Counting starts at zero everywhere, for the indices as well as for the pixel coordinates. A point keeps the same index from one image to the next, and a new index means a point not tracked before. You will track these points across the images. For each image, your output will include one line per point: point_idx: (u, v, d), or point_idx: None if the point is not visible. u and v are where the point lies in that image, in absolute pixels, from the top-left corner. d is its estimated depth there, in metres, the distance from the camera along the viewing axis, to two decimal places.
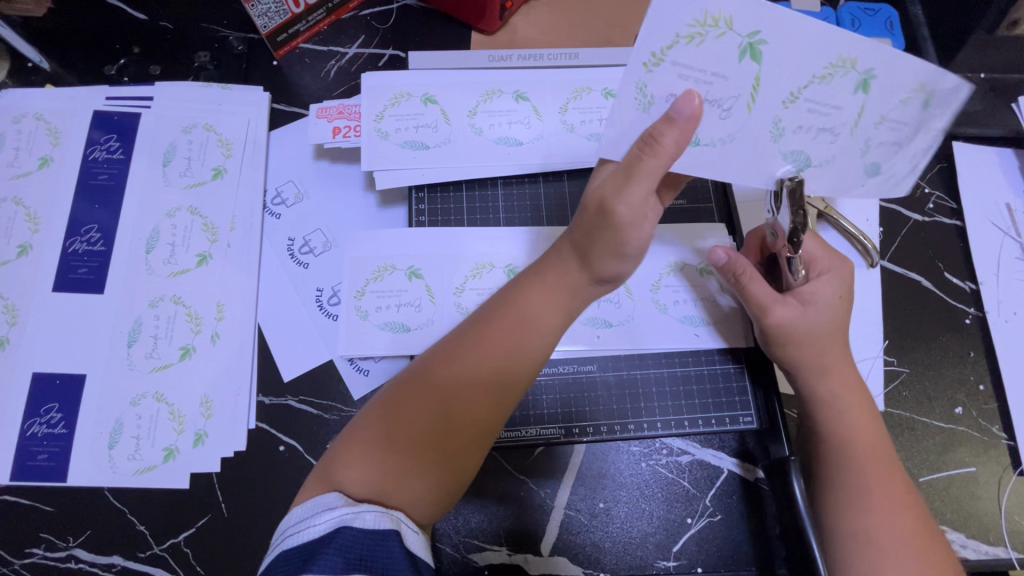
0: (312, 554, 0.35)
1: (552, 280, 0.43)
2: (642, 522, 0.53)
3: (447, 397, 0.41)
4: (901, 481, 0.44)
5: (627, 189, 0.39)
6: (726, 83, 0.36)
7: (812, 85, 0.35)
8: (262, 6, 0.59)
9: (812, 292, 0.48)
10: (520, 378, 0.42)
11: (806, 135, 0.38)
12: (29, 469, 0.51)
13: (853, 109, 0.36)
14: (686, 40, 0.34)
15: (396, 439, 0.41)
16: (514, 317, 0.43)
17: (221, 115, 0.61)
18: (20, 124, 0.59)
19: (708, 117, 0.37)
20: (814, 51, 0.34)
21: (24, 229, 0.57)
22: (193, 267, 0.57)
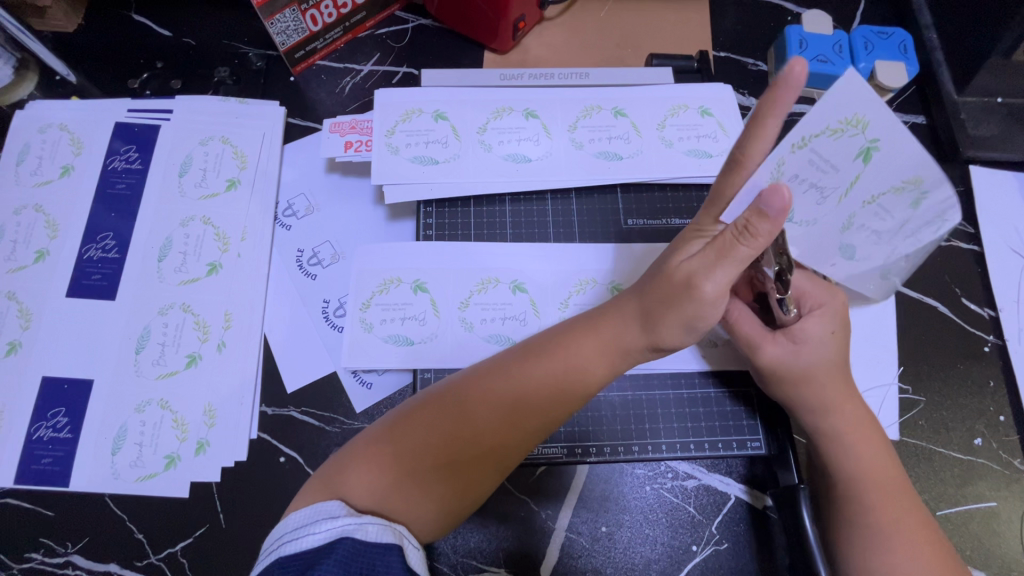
0: (309, 563, 0.34)
1: (605, 334, 0.44)
2: (646, 548, 0.52)
3: (471, 420, 0.41)
4: (917, 513, 0.43)
5: (715, 270, 0.39)
6: (836, 177, 0.39)
7: (882, 194, 0.39)
8: (282, 24, 0.60)
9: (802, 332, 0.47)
10: (550, 413, 0.42)
11: (853, 236, 0.43)
12: (33, 473, 0.51)
13: (904, 221, 0.40)
14: (829, 133, 0.38)
15: (415, 457, 0.40)
16: (557, 355, 0.43)
17: (237, 128, 0.63)
18: (45, 134, 0.61)
19: (807, 200, 0.41)
20: (903, 170, 0.37)
21: (43, 235, 0.58)
22: (204, 275, 0.57)
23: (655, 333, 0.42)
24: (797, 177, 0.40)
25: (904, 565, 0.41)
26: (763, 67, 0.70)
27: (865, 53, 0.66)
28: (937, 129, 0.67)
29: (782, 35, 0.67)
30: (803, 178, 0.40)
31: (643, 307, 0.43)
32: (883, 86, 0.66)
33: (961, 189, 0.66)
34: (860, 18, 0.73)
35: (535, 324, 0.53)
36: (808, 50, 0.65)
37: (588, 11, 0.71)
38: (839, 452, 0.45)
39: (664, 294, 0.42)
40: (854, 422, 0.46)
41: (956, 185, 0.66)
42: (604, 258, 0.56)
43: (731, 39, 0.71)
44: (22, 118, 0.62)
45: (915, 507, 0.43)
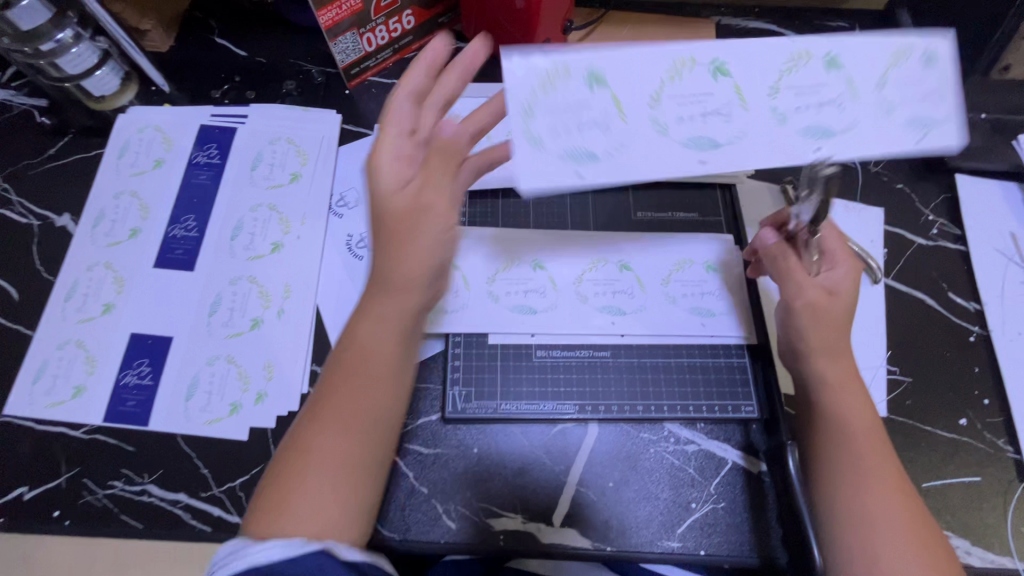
0: None
1: (398, 294, 0.46)
2: (649, 503, 0.57)
3: (337, 450, 0.43)
4: (892, 465, 0.48)
5: (430, 183, 0.47)
6: (831, 84, 0.48)
7: (799, 71, 0.49)
8: (342, 45, 0.71)
9: (833, 282, 0.53)
10: (382, 381, 0.46)
11: (824, 109, 0.48)
12: (119, 413, 0.60)
13: (885, 78, 0.48)
14: (789, 70, 0.49)
15: (314, 476, 0.42)
16: (357, 350, 0.46)
17: (300, 130, 0.73)
18: (142, 133, 0.72)
19: (830, 112, 0.48)
20: (876, 46, 0.49)
21: (137, 216, 0.68)
22: (268, 253, 0.67)
23: (396, 275, 0.46)
24: (799, 106, 0.48)
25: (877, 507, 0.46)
26: None
27: None
28: None
29: None
30: (806, 100, 0.48)
31: (401, 240, 0.46)
32: None
33: (949, 195, 0.72)
34: None
35: (554, 297, 0.62)
36: None
37: (606, 36, 0.81)
38: (834, 413, 0.50)
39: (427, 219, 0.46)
40: (844, 386, 0.51)
41: (944, 192, 0.72)
42: (613, 244, 0.64)
43: None
44: (123, 121, 0.73)
45: (894, 465, 0.48)
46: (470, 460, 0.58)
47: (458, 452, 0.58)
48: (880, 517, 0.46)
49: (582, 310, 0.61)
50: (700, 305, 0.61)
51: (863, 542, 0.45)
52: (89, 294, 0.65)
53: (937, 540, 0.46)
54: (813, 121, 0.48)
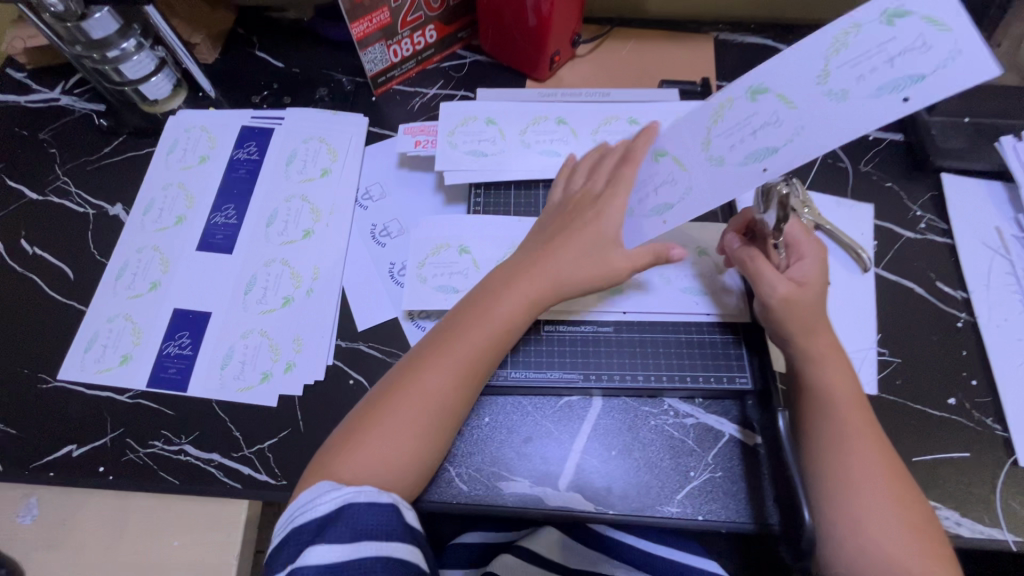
0: (322, 529, 0.46)
1: (527, 289, 0.57)
2: (649, 471, 0.60)
3: (429, 391, 0.53)
4: (872, 429, 0.53)
5: (616, 201, 0.58)
6: (759, 114, 0.48)
7: (726, 117, 0.50)
8: (372, 55, 0.79)
9: (802, 275, 0.56)
10: (483, 362, 0.56)
11: (762, 130, 0.48)
12: (160, 379, 0.65)
13: (832, 62, 0.44)
14: (715, 118, 0.51)
15: (401, 423, 0.52)
16: (489, 316, 0.56)
17: (331, 131, 0.80)
18: (189, 133, 0.80)
19: (770, 132, 0.47)
20: (816, 46, 0.45)
21: (182, 205, 0.75)
22: (299, 239, 0.73)
23: (550, 267, 0.57)
24: (734, 144, 0.50)
25: (860, 471, 0.50)
26: None
27: None
28: (911, 144, 0.79)
29: None
30: (739, 134, 0.49)
31: (586, 246, 0.57)
32: None
33: (936, 193, 0.76)
34: None
35: None
36: None
37: (612, 51, 0.88)
38: (816, 379, 0.54)
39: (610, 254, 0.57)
40: (824, 353, 0.55)
41: (931, 190, 0.76)
42: None
43: (730, 73, 0.86)
44: (173, 123, 0.81)
45: (875, 431, 0.53)
46: (483, 428, 0.63)
47: (472, 420, 0.63)
48: (861, 478, 0.50)
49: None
50: (695, 285, 0.65)
51: (849, 498, 0.50)
52: (138, 273, 0.71)
53: (913, 496, 0.51)
54: (755, 148, 0.48)
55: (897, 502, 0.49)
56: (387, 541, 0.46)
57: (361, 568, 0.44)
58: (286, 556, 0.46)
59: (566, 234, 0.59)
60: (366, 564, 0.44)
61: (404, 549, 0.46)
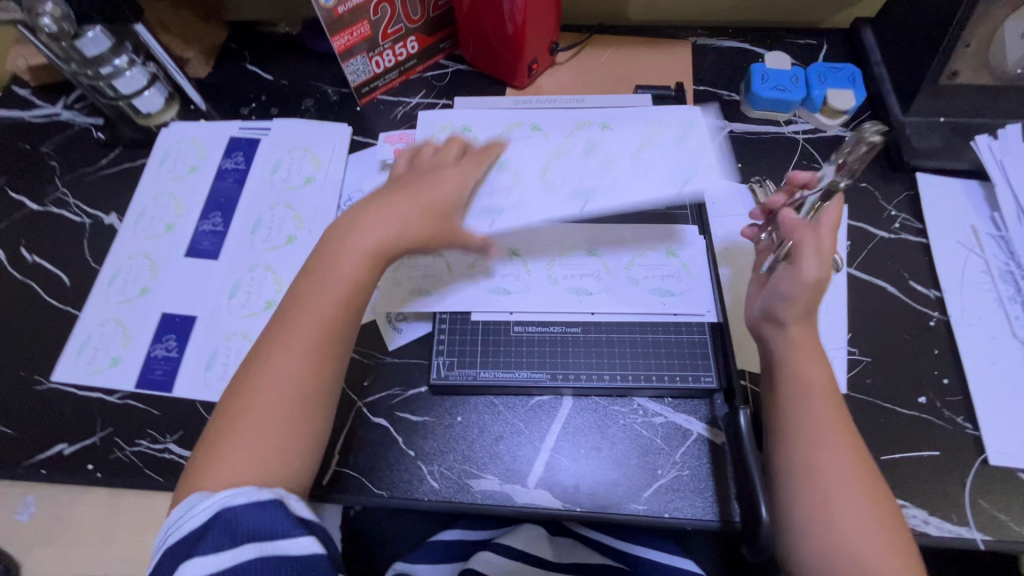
0: (196, 539, 0.46)
1: (339, 266, 0.57)
2: (616, 469, 0.61)
3: (281, 373, 0.53)
4: (846, 424, 0.54)
5: (457, 176, 0.62)
6: (601, 164, 0.65)
7: (566, 157, 0.66)
8: (354, 67, 0.81)
9: (799, 254, 0.57)
10: (322, 346, 0.55)
11: (585, 180, 0.64)
12: (148, 380, 0.68)
13: (638, 153, 0.65)
14: (562, 156, 0.66)
15: (258, 420, 0.52)
16: (335, 281, 0.56)
17: (315, 140, 0.83)
18: (181, 144, 0.83)
19: (557, 179, 0.65)
20: (654, 133, 0.66)
21: (172, 213, 0.78)
22: (282, 244, 0.75)
23: (344, 251, 0.57)
24: (564, 182, 0.64)
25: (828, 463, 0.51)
26: (735, 97, 0.85)
27: (819, 83, 0.80)
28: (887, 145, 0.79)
29: (750, 72, 0.83)
30: (584, 176, 0.64)
31: (360, 228, 0.58)
32: (837, 110, 0.79)
33: (912, 193, 0.76)
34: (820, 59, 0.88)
35: (527, 280, 0.68)
36: (770, 82, 0.80)
37: (591, 57, 0.90)
38: (798, 384, 0.55)
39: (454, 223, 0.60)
40: (804, 364, 0.56)
41: (907, 190, 0.77)
42: (586, 234, 0.70)
43: (708, 77, 0.87)
44: (165, 135, 0.84)
45: (847, 425, 0.54)
46: (455, 428, 0.64)
47: (444, 419, 0.64)
48: (829, 469, 0.51)
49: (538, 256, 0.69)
50: (662, 286, 0.66)
51: (819, 508, 0.50)
52: (129, 278, 0.74)
53: (882, 489, 0.52)
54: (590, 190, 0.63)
55: (865, 494, 0.50)
56: (273, 539, 0.46)
57: (247, 568, 0.44)
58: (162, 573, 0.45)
59: (377, 205, 0.60)
60: (249, 565, 0.44)
61: (291, 543, 0.46)
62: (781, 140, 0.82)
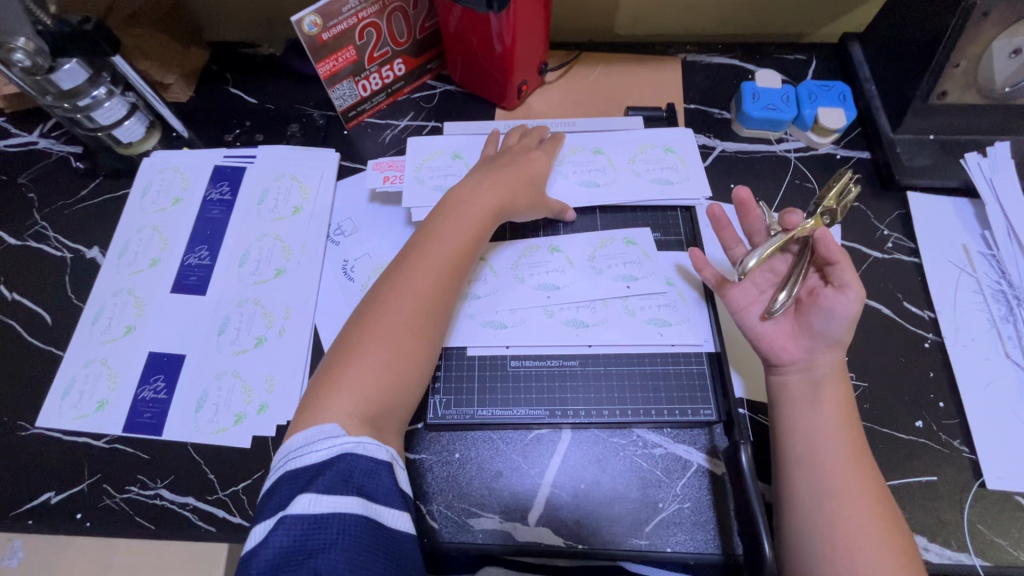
0: (314, 474, 0.44)
1: (470, 208, 0.63)
2: (618, 504, 0.61)
3: (415, 283, 0.56)
4: (860, 458, 0.53)
5: (540, 160, 0.70)
6: (528, 282, 0.69)
7: (530, 257, 0.70)
8: (340, 92, 0.79)
9: (846, 276, 0.57)
10: (454, 271, 0.59)
11: (496, 311, 0.67)
12: (136, 423, 0.66)
13: (548, 299, 0.68)
14: (526, 254, 0.70)
15: (393, 331, 0.53)
16: (461, 216, 0.62)
17: (302, 168, 0.81)
18: (163, 174, 0.81)
19: (485, 309, 0.68)
20: (598, 239, 0.71)
21: (156, 247, 0.76)
22: (271, 277, 0.74)
23: (469, 199, 0.63)
24: (476, 313, 0.67)
25: (837, 502, 0.50)
26: (726, 115, 0.85)
27: (809, 101, 0.79)
28: (878, 162, 0.79)
29: (740, 90, 0.82)
30: (499, 309, 0.68)
31: (489, 182, 0.65)
32: (827, 129, 0.79)
33: (903, 211, 0.77)
34: (809, 74, 0.88)
35: (522, 313, 0.67)
36: (760, 100, 0.80)
37: (580, 76, 0.89)
38: (803, 422, 0.55)
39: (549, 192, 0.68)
40: (827, 393, 0.56)
41: (899, 208, 0.77)
42: (580, 259, 0.70)
43: (699, 94, 0.87)
44: (147, 165, 0.82)
45: (863, 459, 0.53)
46: (453, 464, 0.63)
47: (442, 456, 0.63)
48: (839, 509, 0.50)
49: (519, 289, 0.68)
50: (657, 317, 0.66)
51: (830, 545, 0.49)
52: (113, 317, 0.72)
53: (899, 524, 0.50)
54: (494, 319, 0.67)
55: (880, 534, 0.49)
56: (376, 502, 0.44)
57: (346, 524, 0.42)
58: (275, 502, 0.44)
59: (493, 175, 0.66)
60: (352, 520, 0.42)
61: (392, 515, 0.45)
62: (772, 159, 0.81)
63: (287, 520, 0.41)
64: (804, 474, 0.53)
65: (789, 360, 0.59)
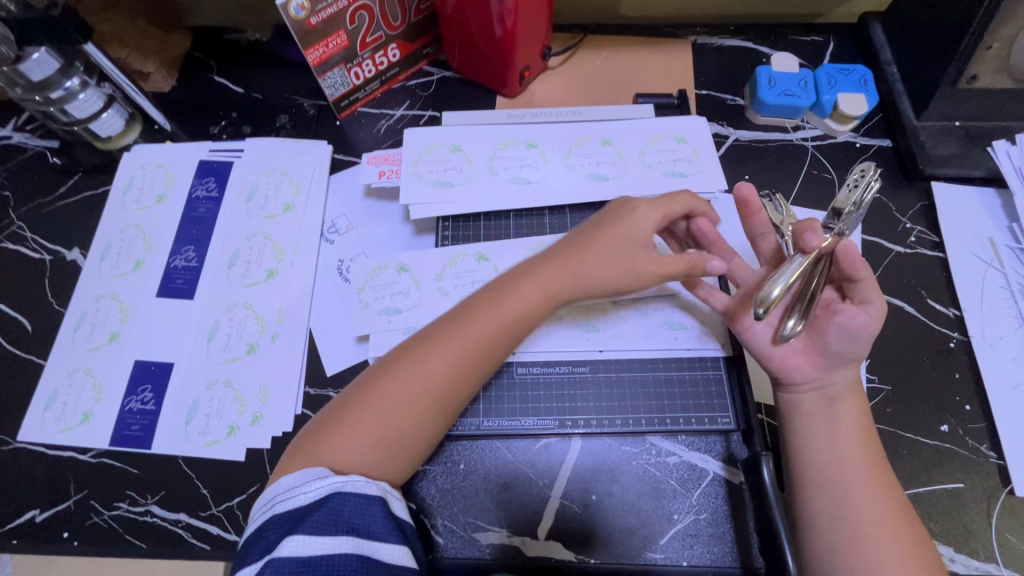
0: (301, 516, 0.43)
1: (541, 287, 0.56)
2: (631, 515, 0.58)
3: (431, 374, 0.51)
4: (882, 470, 0.51)
5: (647, 217, 0.57)
6: None
7: (539, 255, 0.66)
8: (332, 80, 0.75)
9: (867, 293, 0.53)
10: (485, 360, 0.54)
11: None
12: (123, 436, 0.63)
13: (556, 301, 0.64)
14: (532, 253, 0.66)
15: (402, 411, 0.50)
16: (502, 305, 0.54)
17: (293, 162, 0.77)
18: (146, 170, 0.77)
19: None
20: None
21: (140, 248, 0.72)
22: (263, 280, 0.70)
23: (542, 269, 0.57)
24: None
25: (863, 519, 0.48)
26: (740, 102, 0.80)
27: (828, 86, 0.75)
28: (900, 150, 0.75)
29: (755, 75, 0.78)
30: None
31: (582, 248, 0.57)
32: (847, 116, 0.74)
33: (927, 203, 0.73)
34: (827, 57, 0.83)
35: None
36: (777, 86, 0.75)
37: (586, 61, 0.84)
38: (825, 433, 0.52)
39: (643, 258, 0.56)
40: (846, 405, 0.53)
41: (921, 200, 0.73)
42: None
43: (711, 79, 0.82)
44: (129, 160, 0.78)
45: (884, 471, 0.51)
46: (456, 476, 0.60)
47: (445, 467, 0.60)
48: (865, 526, 0.48)
49: None
50: (670, 319, 0.64)
51: (855, 564, 0.47)
52: (96, 324, 0.68)
53: (925, 539, 0.48)
54: None
55: (907, 552, 0.47)
56: (368, 538, 0.43)
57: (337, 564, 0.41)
58: (264, 544, 0.43)
59: (595, 237, 0.57)
60: (342, 559, 0.41)
61: (386, 549, 0.44)
62: (788, 148, 0.77)
63: (274, 564, 0.40)
64: (829, 488, 0.50)
65: (803, 379, 0.55)
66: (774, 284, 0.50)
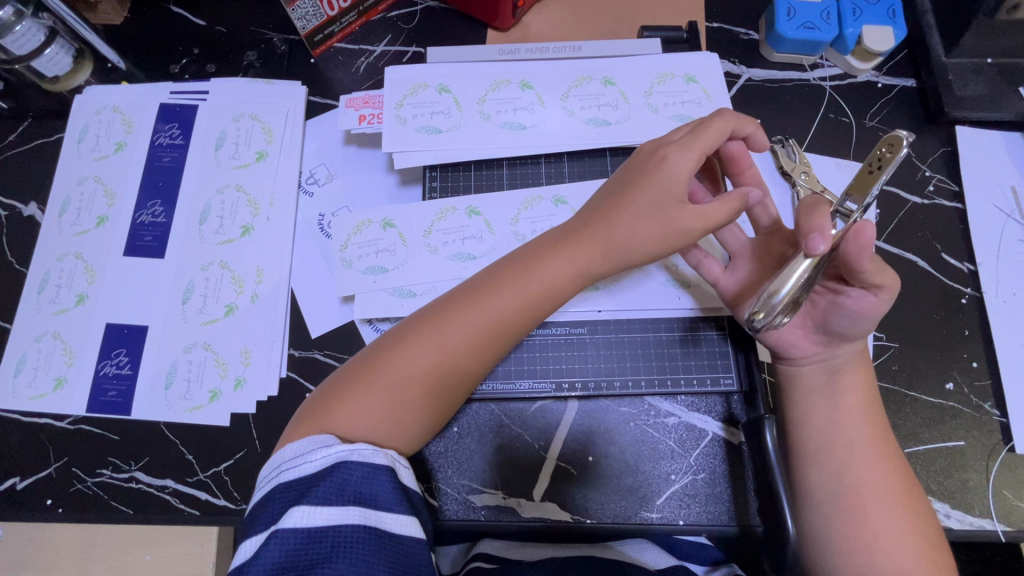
0: (308, 486, 0.40)
1: (573, 254, 0.51)
2: (628, 476, 0.57)
3: (450, 346, 0.48)
4: (884, 434, 0.49)
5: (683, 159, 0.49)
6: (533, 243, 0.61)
7: (535, 209, 0.61)
8: (302, 10, 0.67)
9: (876, 280, 0.46)
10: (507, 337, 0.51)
11: None
12: (101, 403, 0.60)
13: None
14: (526, 207, 0.61)
15: (415, 382, 0.48)
16: (530, 273, 0.50)
17: (263, 105, 0.70)
18: (101, 115, 0.70)
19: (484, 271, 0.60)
20: None
21: (102, 203, 0.67)
22: (238, 237, 0.65)
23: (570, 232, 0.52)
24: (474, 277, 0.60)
25: (865, 481, 0.47)
26: (754, 36, 0.73)
27: (852, 17, 0.67)
28: (925, 91, 0.70)
29: (772, 5, 0.70)
30: None
31: (618, 201, 0.51)
32: (871, 51, 0.68)
33: (950, 148, 0.68)
34: None
35: None
36: (797, 17, 0.68)
37: None
38: (831, 396, 0.51)
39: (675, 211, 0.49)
40: (851, 365, 0.51)
41: (944, 145, 0.68)
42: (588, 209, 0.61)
43: (724, 9, 0.74)
44: (81, 103, 0.71)
45: (886, 434, 0.50)
46: (450, 439, 0.58)
47: None
48: (867, 490, 0.47)
49: None
50: (673, 276, 0.60)
51: (855, 524, 0.46)
52: (62, 285, 0.64)
53: (923, 500, 0.48)
54: None
55: (907, 514, 0.46)
56: (377, 509, 0.40)
57: (346, 537, 0.39)
58: (269, 515, 0.40)
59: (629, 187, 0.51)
60: (349, 531, 0.39)
61: (396, 520, 0.41)
62: (805, 89, 0.71)
63: (279, 536, 0.38)
64: (833, 452, 0.49)
65: (805, 355, 0.52)
66: (784, 284, 0.42)
